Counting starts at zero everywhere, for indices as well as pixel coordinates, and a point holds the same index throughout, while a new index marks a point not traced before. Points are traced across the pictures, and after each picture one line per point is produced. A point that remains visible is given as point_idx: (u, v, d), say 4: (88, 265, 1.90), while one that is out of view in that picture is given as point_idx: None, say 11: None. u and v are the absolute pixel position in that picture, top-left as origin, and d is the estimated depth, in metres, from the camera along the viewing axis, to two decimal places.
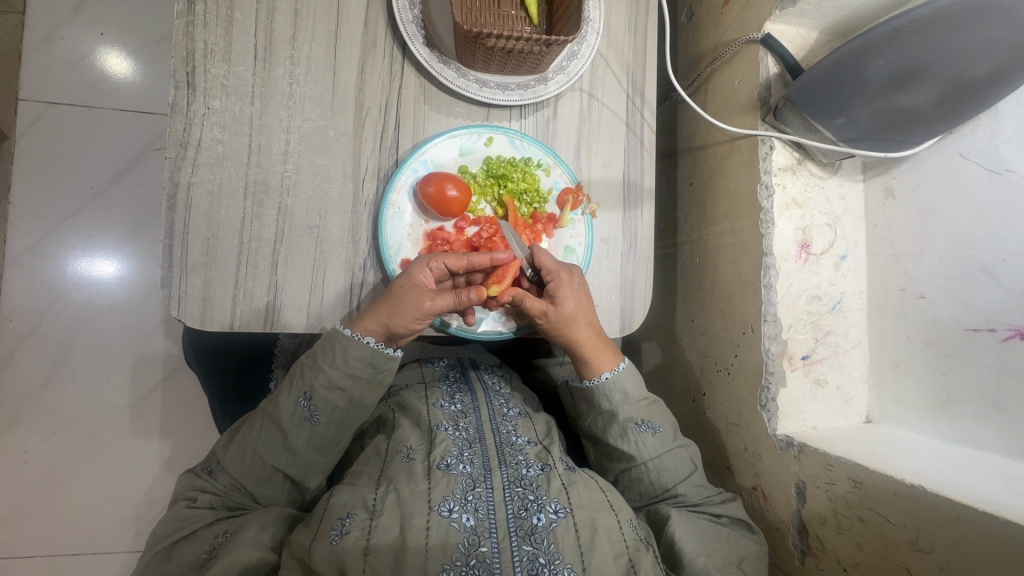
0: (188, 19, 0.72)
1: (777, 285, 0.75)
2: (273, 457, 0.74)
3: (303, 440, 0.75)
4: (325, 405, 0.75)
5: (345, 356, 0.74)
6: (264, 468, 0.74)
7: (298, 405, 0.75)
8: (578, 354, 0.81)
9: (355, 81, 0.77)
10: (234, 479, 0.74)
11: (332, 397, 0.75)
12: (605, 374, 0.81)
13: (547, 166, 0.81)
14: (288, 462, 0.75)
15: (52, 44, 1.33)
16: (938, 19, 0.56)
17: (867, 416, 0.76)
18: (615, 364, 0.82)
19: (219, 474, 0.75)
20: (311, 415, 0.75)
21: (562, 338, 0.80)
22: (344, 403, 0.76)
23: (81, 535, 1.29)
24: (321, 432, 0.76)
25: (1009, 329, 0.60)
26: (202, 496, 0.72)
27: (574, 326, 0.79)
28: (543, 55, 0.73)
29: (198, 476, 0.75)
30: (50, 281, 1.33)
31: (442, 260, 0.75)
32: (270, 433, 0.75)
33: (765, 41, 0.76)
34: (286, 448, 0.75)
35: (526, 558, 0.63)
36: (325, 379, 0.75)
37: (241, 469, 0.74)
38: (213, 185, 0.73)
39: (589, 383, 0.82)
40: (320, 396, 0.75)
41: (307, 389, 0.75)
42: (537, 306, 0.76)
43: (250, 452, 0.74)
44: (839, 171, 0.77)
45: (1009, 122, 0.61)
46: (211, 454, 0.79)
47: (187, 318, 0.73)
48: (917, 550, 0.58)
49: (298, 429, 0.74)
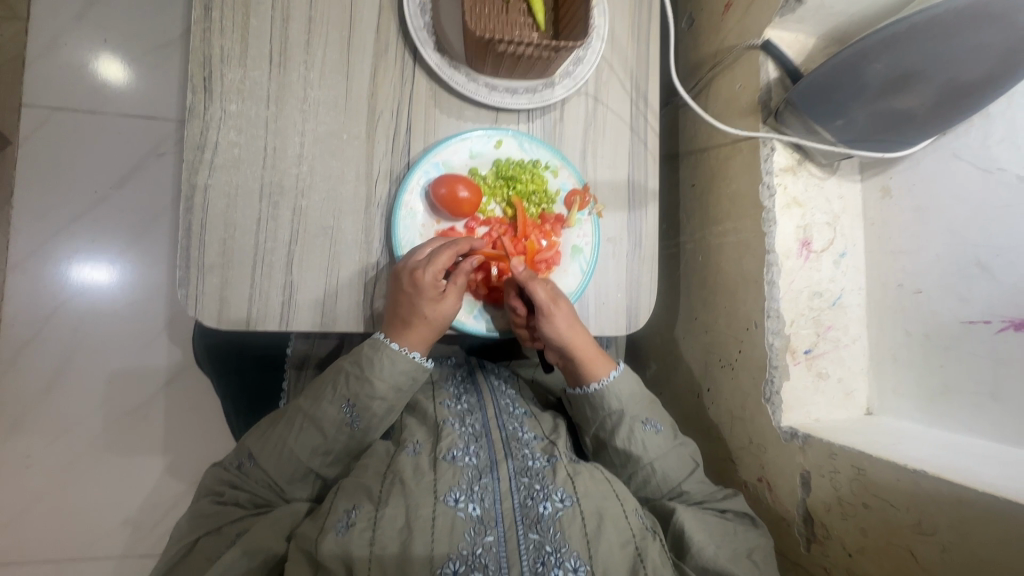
0: (205, 25, 0.74)
1: (779, 282, 0.77)
2: (310, 459, 0.75)
3: (342, 444, 0.76)
4: (368, 413, 0.77)
5: (393, 369, 0.76)
6: (299, 468, 0.75)
7: (341, 411, 0.76)
8: (583, 355, 0.81)
9: (368, 86, 0.79)
10: (265, 477, 0.74)
11: (375, 406, 0.77)
12: (610, 375, 0.83)
13: (555, 168, 0.84)
14: (322, 463, 0.76)
15: (57, 50, 1.34)
16: (933, 26, 0.59)
17: (868, 408, 0.78)
18: (614, 365, 0.84)
19: (251, 470, 0.75)
20: (352, 421, 0.76)
21: (568, 340, 0.80)
22: (384, 411, 0.78)
23: (85, 539, 1.29)
24: (358, 437, 0.77)
25: (1004, 320, 0.63)
26: (231, 492, 0.73)
27: (575, 326, 0.80)
28: (551, 61, 0.75)
29: (226, 471, 0.76)
30: (55, 285, 1.33)
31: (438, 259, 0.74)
32: (308, 435, 0.75)
33: (765, 48, 0.79)
34: (323, 452, 0.76)
35: (533, 547, 0.65)
36: (372, 389, 0.76)
37: (275, 467, 0.74)
38: (230, 187, 0.74)
39: (594, 388, 0.82)
40: (364, 406, 0.76)
41: (351, 397, 0.76)
42: (546, 295, 0.77)
43: (286, 452, 0.75)
44: (838, 171, 0.79)
45: (1000, 124, 0.64)
46: (239, 447, 0.78)
47: (204, 317, 0.74)
48: (921, 532, 0.61)
49: (337, 433, 0.76)
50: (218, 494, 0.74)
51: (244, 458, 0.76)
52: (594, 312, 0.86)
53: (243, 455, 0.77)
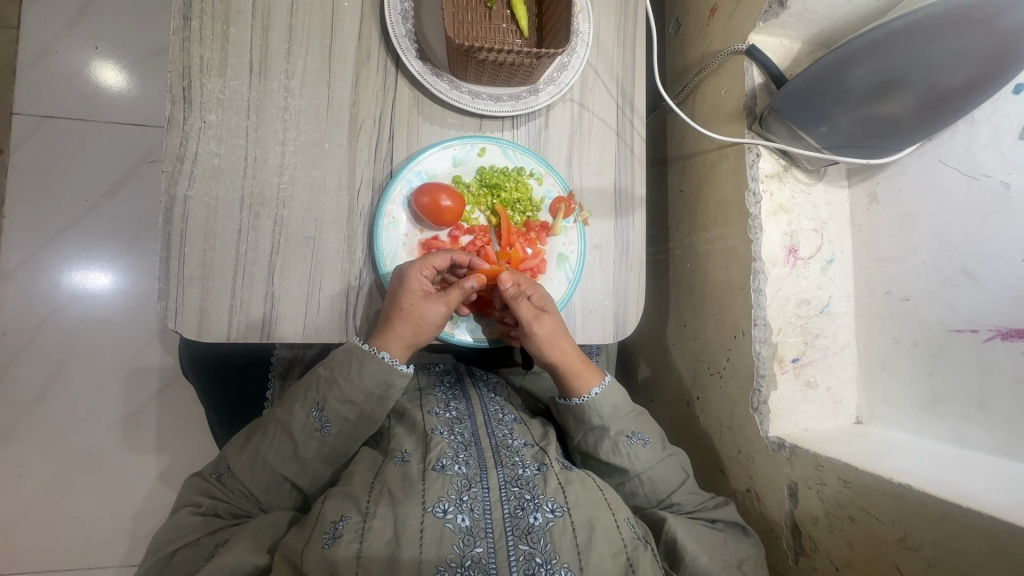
0: (184, 35, 0.74)
1: (766, 290, 0.76)
2: (282, 465, 0.75)
3: (313, 450, 0.76)
4: (336, 417, 0.76)
5: (361, 371, 0.76)
6: (273, 476, 0.75)
7: (310, 416, 0.76)
8: (567, 367, 0.81)
9: (350, 94, 0.78)
10: (241, 486, 0.75)
11: (344, 409, 0.76)
12: (594, 389, 0.82)
13: (540, 175, 0.83)
14: (296, 471, 0.76)
15: (47, 58, 1.34)
16: (913, 31, 0.58)
17: (857, 417, 0.77)
18: (601, 379, 0.83)
19: (228, 478, 0.75)
20: (322, 426, 0.76)
21: (555, 352, 0.80)
22: (355, 416, 0.77)
23: (75, 549, 1.28)
24: (330, 443, 0.77)
25: (992, 330, 0.62)
26: (207, 501, 0.73)
27: (563, 339, 0.80)
28: (533, 68, 0.75)
29: (205, 480, 0.76)
30: (46, 293, 1.33)
31: (432, 264, 0.75)
32: (280, 442, 0.75)
33: (749, 52, 0.78)
34: (294, 457, 0.75)
35: (523, 557, 0.64)
36: (339, 392, 0.76)
37: (250, 475, 0.75)
38: (210, 198, 0.74)
39: (577, 401, 0.82)
40: (332, 409, 0.76)
41: (320, 400, 0.76)
42: (530, 310, 0.77)
43: (261, 460, 0.75)
44: (824, 177, 0.78)
45: (985, 129, 0.63)
46: (219, 457, 0.78)
47: (184, 329, 0.73)
48: (906, 547, 0.59)
49: (308, 439, 0.75)
50: (195, 503, 0.74)
51: (223, 468, 0.77)
52: (581, 320, 0.85)
53: (222, 465, 0.77)
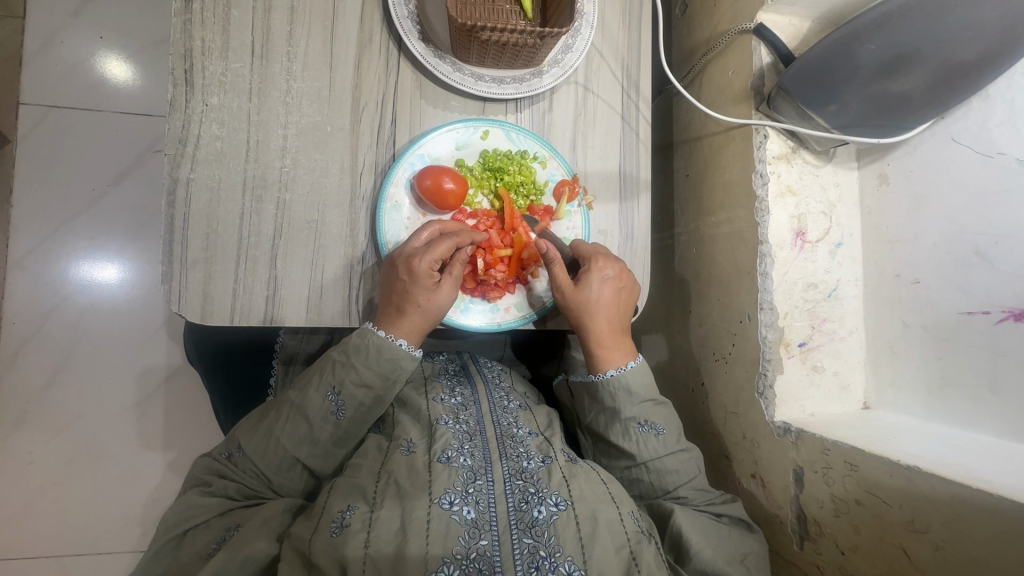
0: (186, 17, 0.73)
1: (773, 273, 0.75)
2: (296, 448, 0.75)
3: (328, 432, 0.76)
4: (352, 402, 0.76)
5: (378, 357, 0.76)
6: (285, 458, 0.75)
7: (326, 399, 0.76)
8: (594, 343, 0.81)
9: (352, 76, 0.78)
10: (253, 467, 0.75)
11: (360, 393, 0.77)
12: (611, 370, 0.81)
13: (543, 159, 0.82)
14: (309, 452, 0.76)
15: (53, 47, 1.34)
16: (927, 2, 0.57)
17: (865, 403, 0.76)
18: (626, 362, 0.81)
19: (241, 461, 0.75)
20: (338, 410, 0.76)
21: (580, 323, 0.80)
22: (370, 400, 0.77)
23: (86, 535, 1.30)
24: (344, 426, 0.77)
25: (1004, 311, 0.61)
26: (219, 482, 0.73)
27: (595, 315, 0.80)
28: (537, 48, 0.73)
29: (216, 461, 0.76)
30: (54, 282, 1.34)
31: (430, 254, 0.73)
32: (295, 424, 0.75)
33: (758, 31, 0.77)
34: (309, 439, 0.75)
35: (527, 551, 0.63)
36: (357, 376, 0.76)
37: (262, 456, 0.75)
38: (212, 181, 0.74)
39: (595, 376, 0.81)
40: (348, 393, 0.76)
41: (336, 384, 0.76)
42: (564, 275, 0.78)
43: (274, 441, 0.75)
44: (833, 159, 0.77)
45: (1000, 106, 0.62)
46: (229, 438, 0.78)
47: (188, 313, 0.73)
48: (913, 530, 0.59)
49: (323, 422, 0.75)
50: (206, 484, 0.74)
51: (234, 449, 0.77)
52: None
53: (233, 446, 0.78)
